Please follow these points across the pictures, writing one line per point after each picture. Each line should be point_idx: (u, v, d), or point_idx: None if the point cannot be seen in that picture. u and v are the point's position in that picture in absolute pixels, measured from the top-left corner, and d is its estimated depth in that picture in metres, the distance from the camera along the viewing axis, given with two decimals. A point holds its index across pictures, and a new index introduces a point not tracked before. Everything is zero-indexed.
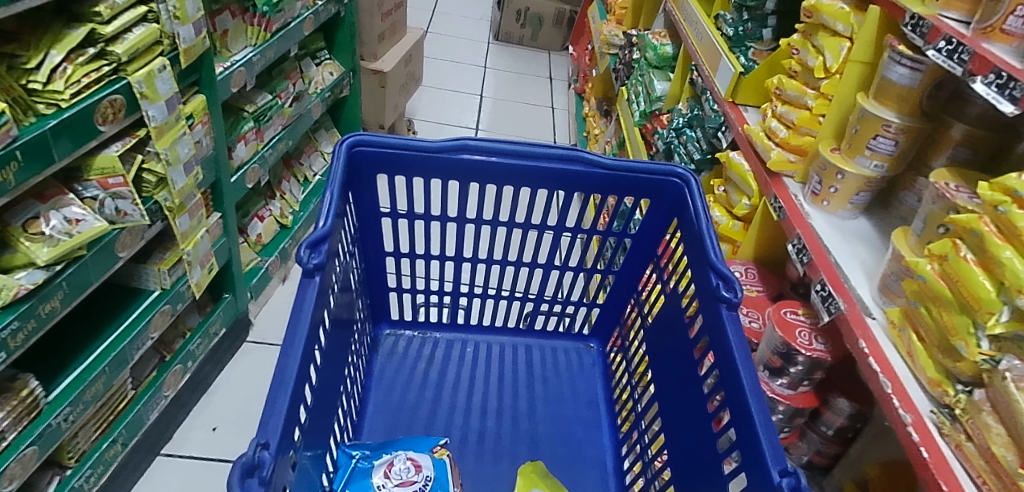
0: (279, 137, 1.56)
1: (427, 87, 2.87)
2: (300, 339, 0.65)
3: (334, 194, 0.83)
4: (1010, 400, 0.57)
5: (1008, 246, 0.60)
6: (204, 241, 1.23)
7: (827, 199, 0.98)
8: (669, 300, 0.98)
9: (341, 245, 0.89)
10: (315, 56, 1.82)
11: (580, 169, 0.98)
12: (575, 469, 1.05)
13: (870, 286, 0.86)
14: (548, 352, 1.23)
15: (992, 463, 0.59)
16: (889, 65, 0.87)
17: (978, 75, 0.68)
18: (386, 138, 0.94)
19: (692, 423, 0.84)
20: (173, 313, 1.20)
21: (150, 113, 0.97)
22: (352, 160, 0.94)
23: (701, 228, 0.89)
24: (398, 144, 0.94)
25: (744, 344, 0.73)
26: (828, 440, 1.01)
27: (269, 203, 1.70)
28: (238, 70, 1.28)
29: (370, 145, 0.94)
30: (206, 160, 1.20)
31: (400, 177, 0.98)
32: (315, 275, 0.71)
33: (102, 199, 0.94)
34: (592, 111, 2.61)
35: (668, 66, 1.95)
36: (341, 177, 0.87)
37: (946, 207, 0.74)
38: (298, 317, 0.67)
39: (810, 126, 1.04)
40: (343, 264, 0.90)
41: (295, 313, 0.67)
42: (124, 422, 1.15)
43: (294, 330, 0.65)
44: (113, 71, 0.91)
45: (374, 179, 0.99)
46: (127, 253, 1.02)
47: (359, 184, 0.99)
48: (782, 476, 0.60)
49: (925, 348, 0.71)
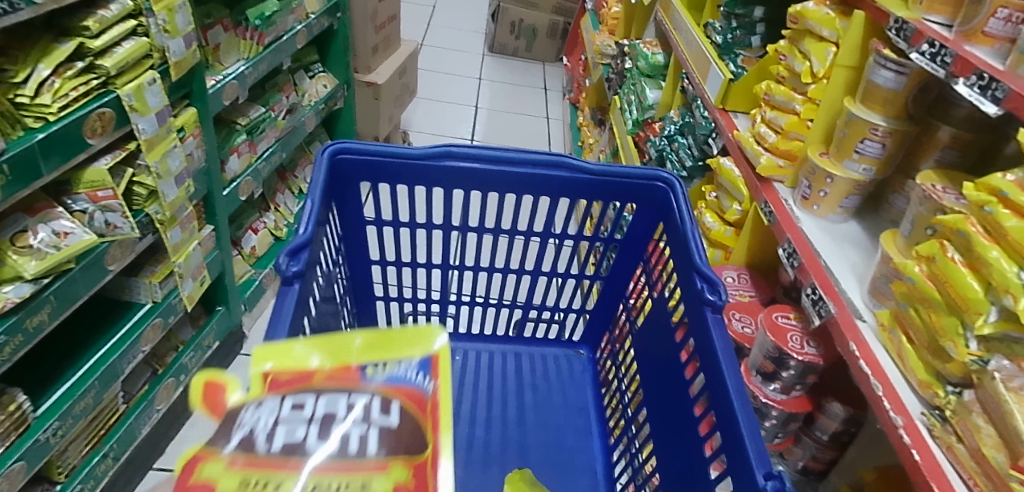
0: (273, 149, 1.57)
1: (423, 98, 2.89)
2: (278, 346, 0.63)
3: (315, 201, 0.82)
4: (1001, 401, 0.57)
5: (994, 246, 0.61)
6: (195, 253, 1.23)
7: (817, 203, 0.99)
8: (657, 305, 0.97)
9: (322, 251, 0.88)
10: (309, 68, 1.83)
11: (567, 175, 0.98)
12: (566, 477, 1.05)
13: (860, 289, 0.86)
14: (538, 360, 1.22)
15: (982, 465, 0.58)
16: (874, 68, 0.87)
17: (960, 77, 0.68)
18: (368, 145, 0.93)
19: (679, 428, 0.83)
20: (164, 326, 1.20)
21: (140, 125, 0.97)
22: (335, 167, 0.93)
23: (686, 232, 0.88)
24: (380, 152, 0.94)
25: (728, 348, 0.73)
26: (823, 445, 1.00)
27: (263, 215, 1.71)
28: (229, 83, 1.28)
29: (353, 154, 0.94)
30: (198, 173, 1.21)
31: (383, 185, 0.97)
32: (294, 283, 0.70)
33: (92, 212, 0.94)
34: (586, 121, 2.63)
35: (659, 75, 1.96)
36: (323, 182, 0.86)
37: (933, 208, 0.75)
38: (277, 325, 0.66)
39: (798, 131, 1.04)
40: (325, 272, 0.89)
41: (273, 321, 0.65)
42: (116, 436, 1.14)
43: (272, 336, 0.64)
44: (102, 85, 0.91)
45: (358, 188, 0.98)
46: (117, 266, 1.02)
47: (343, 192, 0.98)
48: (766, 479, 0.59)
49: (915, 350, 0.71)
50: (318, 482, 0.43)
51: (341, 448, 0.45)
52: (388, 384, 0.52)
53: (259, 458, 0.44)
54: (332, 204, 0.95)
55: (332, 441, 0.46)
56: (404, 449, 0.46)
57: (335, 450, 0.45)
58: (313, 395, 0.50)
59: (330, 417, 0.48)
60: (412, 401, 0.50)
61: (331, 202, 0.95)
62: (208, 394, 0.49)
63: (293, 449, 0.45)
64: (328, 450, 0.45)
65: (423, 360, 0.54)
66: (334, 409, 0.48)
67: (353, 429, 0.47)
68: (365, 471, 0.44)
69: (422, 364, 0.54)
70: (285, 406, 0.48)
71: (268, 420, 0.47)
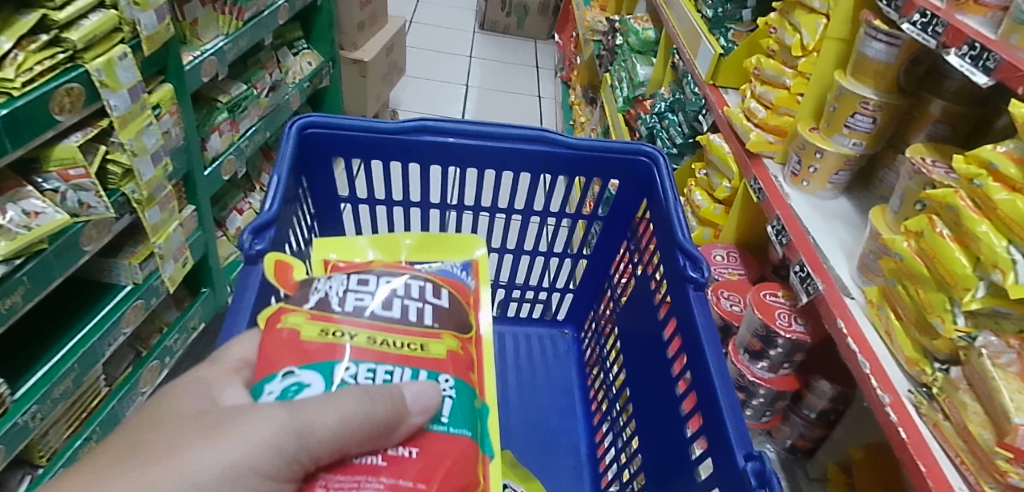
0: (256, 128, 1.54)
1: (412, 77, 2.84)
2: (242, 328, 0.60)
3: (283, 175, 0.79)
4: (987, 377, 0.56)
5: (984, 220, 0.59)
6: (176, 234, 1.20)
7: (806, 179, 0.97)
8: (640, 283, 0.96)
9: (293, 229, 0.85)
10: (292, 45, 1.79)
11: (548, 150, 0.95)
12: (549, 460, 1.04)
13: (849, 266, 0.85)
14: (523, 340, 1.21)
15: (969, 442, 0.58)
16: (864, 40, 0.85)
17: (952, 47, 0.67)
18: (340, 119, 0.91)
19: (661, 408, 0.82)
20: (146, 308, 1.18)
21: (111, 102, 0.94)
22: (307, 142, 0.91)
23: (669, 208, 0.87)
24: (352, 126, 0.91)
25: (709, 326, 0.72)
26: (811, 424, 1.00)
27: (248, 195, 1.69)
28: (208, 59, 1.25)
29: (323, 128, 0.91)
30: (176, 152, 1.18)
31: (357, 161, 0.95)
32: (258, 262, 0.66)
33: (64, 191, 0.92)
34: (578, 100, 2.59)
35: (650, 51, 1.93)
36: (292, 156, 0.84)
37: (922, 182, 0.73)
38: (239, 305, 0.63)
39: (788, 106, 1.03)
40: (297, 251, 0.87)
41: (236, 300, 0.63)
42: (99, 419, 1.12)
43: (237, 315, 0.61)
44: (69, 59, 0.88)
45: (332, 165, 0.96)
46: (94, 247, 0.99)
47: (316, 170, 0.95)
48: (747, 459, 0.58)
49: (903, 327, 0.70)
50: (382, 338, 0.52)
51: (403, 316, 0.55)
52: (438, 275, 0.63)
53: (327, 315, 0.53)
54: (302, 180, 0.93)
55: (394, 310, 0.55)
56: (454, 326, 0.57)
57: (397, 317, 0.55)
58: (373, 274, 0.58)
59: (392, 291, 0.56)
60: (458, 290, 0.63)
61: (301, 178, 0.92)
62: (279, 272, 0.63)
63: (363, 312, 0.54)
64: (391, 316, 0.55)
65: (465, 263, 0.69)
66: (395, 283, 0.57)
67: (412, 302, 0.56)
68: (425, 335, 0.54)
69: (464, 265, 0.69)
70: (352, 279, 0.57)
71: (339, 288, 0.56)
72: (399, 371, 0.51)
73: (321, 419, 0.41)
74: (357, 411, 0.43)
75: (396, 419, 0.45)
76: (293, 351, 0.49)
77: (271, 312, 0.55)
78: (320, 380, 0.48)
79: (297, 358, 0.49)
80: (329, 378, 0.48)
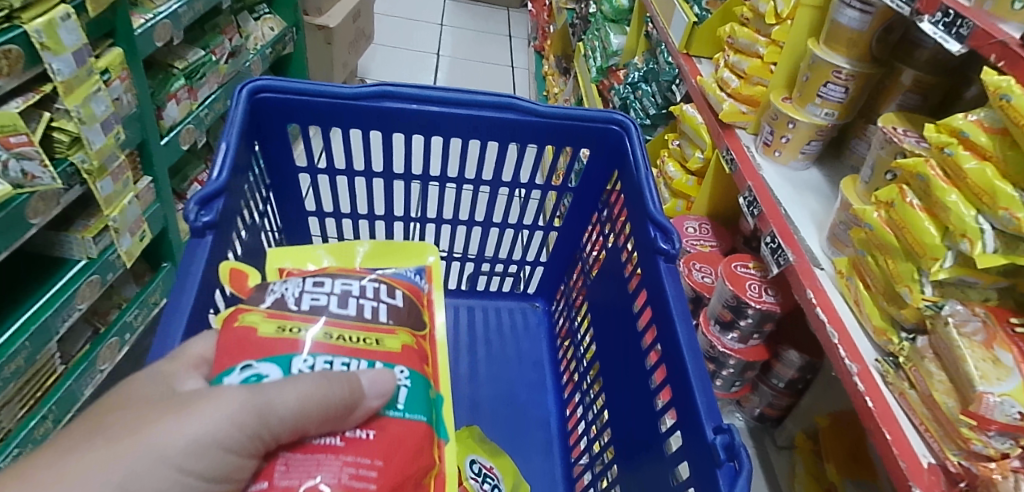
0: (215, 96, 1.47)
1: (381, 45, 2.76)
2: (190, 303, 0.57)
3: (233, 142, 0.75)
4: (953, 346, 0.57)
5: (953, 190, 0.59)
6: (132, 207, 1.15)
7: (778, 149, 0.96)
8: (611, 255, 0.95)
9: (247, 201, 0.81)
10: (253, 10, 1.71)
11: (516, 118, 0.93)
12: (518, 434, 1.03)
13: (819, 236, 0.85)
14: (493, 313, 1.19)
15: (934, 410, 0.59)
16: (839, 7, 0.84)
17: (925, 14, 0.65)
18: (296, 83, 0.86)
19: (631, 381, 0.82)
20: (103, 283, 1.13)
21: (54, 66, 0.88)
22: (260, 108, 0.86)
23: (640, 178, 0.85)
24: (309, 91, 0.87)
25: (680, 298, 0.71)
26: (779, 392, 1.02)
27: (209, 166, 1.63)
28: (162, 22, 1.18)
29: (278, 93, 0.86)
30: (129, 119, 1.12)
31: (316, 128, 0.91)
32: (206, 234, 0.63)
33: (6, 160, 0.85)
34: (551, 70, 2.55)
35: (624, 20, 1.90)
36: (243, 122, 0.80)
37: (894, 151, 0.73)
38: (187, 281, 0.59)
39: (761, 75, 1.02)
40: (253, 225, 0.83)
41: (183, 275, 0.59)
42: (54, 398, 1.08)
43: (185, 290, 0.58)
44: (5, 19, 0.81)
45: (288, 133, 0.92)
46: (42, 219, 0.95)
47: (272, 138, 0.91)
48: (717, 433, 0.57)
49: (872, 296, 0.70)
50: (339, 333, 0.50)
51: (358, 313, 0.53)
52: (392, 277, 0.60)
53: (283, 313, 0.51)
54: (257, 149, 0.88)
55: (349, 307, 0.53)
56: (410, 323, 0.56)
57: (353, 315, 0.53)
58: (328, 278, 0.56)
59: (348, 291, 0.54)
60: (411, 293, 0.60)
61: (255, 146, 0.88)
62: (233, 278, 0.61)
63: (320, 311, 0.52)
64: (346, 314, 0.52)
65: (418, 268, 0.66)
66: (349, 285, 0.55)
67: (367, 301, 0.54)
68: (379, 331, 0.52)
69: (418, 269, 0.66)
70: (307, 283, 0.54)
71: (295, 290, 0.53)
72: (357, 362, 0.49)
73: (282, 400, 0.39)
74: (316, 393, 0.41)
75: (353, 405, 0.43)
76: (248, 346, 0.47)
77: (227, 313, 0.52)
78: (278, 370, 0.46)
79: (255, 354, 0.47)
80: (287, 367, 0.46)
